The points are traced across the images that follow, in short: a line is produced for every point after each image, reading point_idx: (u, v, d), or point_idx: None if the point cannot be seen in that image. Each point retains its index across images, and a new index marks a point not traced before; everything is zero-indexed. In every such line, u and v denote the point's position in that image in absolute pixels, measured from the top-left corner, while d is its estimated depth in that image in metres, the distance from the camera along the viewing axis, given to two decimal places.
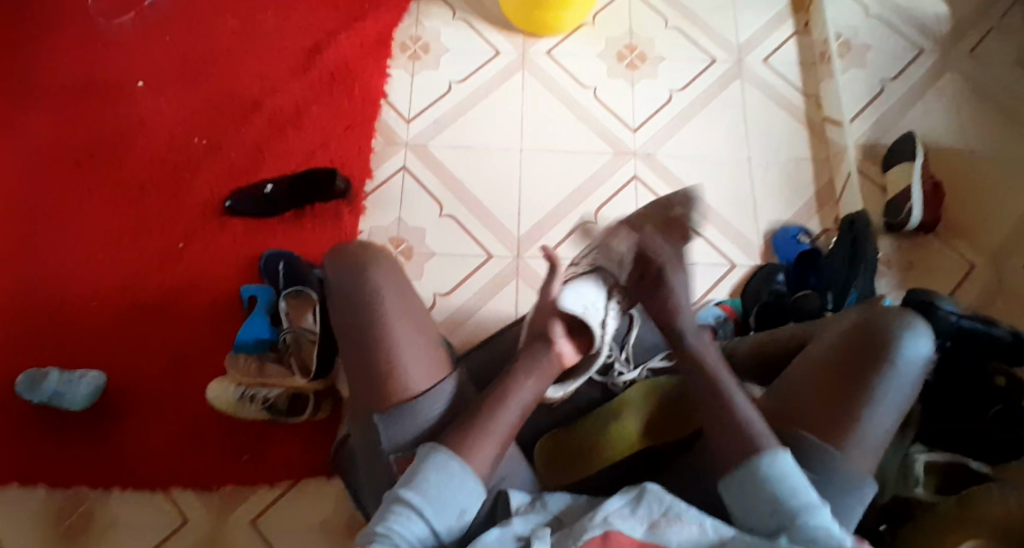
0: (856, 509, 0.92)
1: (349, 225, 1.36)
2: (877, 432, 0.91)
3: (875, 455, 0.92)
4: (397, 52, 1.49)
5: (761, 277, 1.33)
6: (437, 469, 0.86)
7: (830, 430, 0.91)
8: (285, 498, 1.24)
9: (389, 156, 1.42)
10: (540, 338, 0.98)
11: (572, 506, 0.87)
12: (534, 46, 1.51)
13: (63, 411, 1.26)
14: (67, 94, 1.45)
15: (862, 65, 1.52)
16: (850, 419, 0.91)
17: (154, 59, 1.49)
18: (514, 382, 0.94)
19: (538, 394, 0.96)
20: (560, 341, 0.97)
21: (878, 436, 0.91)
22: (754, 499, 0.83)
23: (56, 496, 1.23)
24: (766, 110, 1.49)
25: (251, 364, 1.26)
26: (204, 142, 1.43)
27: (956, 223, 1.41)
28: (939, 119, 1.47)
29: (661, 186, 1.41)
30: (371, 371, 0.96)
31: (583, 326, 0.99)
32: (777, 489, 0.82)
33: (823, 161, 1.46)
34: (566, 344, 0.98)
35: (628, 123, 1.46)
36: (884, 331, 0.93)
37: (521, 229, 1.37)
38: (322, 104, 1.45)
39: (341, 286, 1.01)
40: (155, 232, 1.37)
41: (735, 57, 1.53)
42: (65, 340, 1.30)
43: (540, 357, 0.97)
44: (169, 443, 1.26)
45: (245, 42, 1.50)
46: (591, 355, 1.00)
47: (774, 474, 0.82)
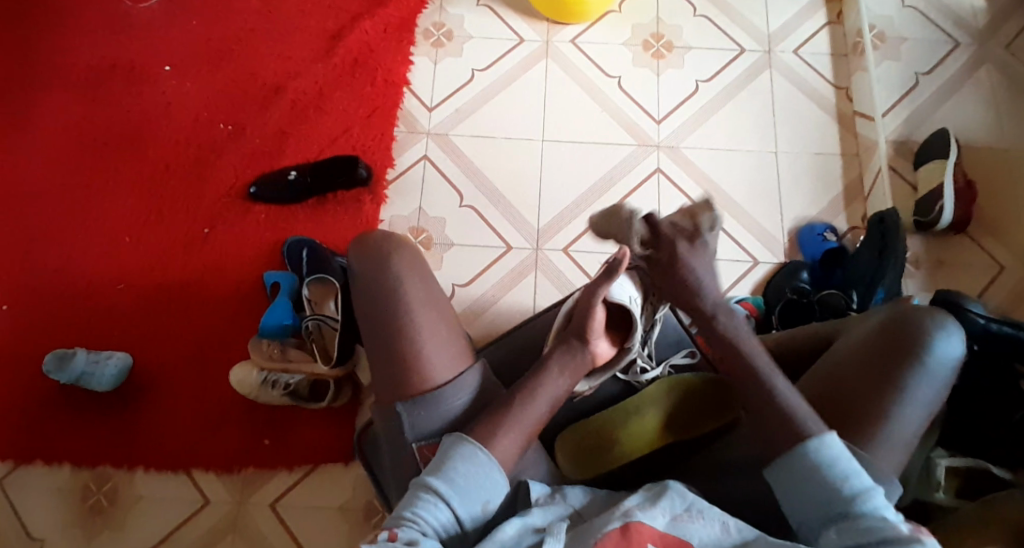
0: None
1: (370, 213, 1.37)
2: (904, 434, 0.90)
3: (900, 457, 0.90)
4: (421, 39, 1.48)
5: (786, 273, 1.32)
6: (466, 460, 0.87)
7: (855, 429, 0.90)
8: (305, 482, 1.27)
9: (411, 145, 1.41)
10: (576, 336, 0.97)
11: (592, 501, 0.89)
12: (558, 34, 1.49)
13: (90, 392, 1.29)
14: (95, 77, 1.47)
15: (896, 57, 1.47)
16: (877, 419, 0.90)
17: (178, 41, 1.49)
18: (540, 372, 0.95)
19: (569, 390, 0.96)
20: (597, 341, 0.97)
21: (904, 438, 0.90)
22: (801, 482, 0.82)
23: (83, 473, 1.26)
24: (795, 102, 1.46)
25: (274, 349, 1.28)
26: (228, 127, 1.43)
27: (987, 222, 1.38)
28: (974, 114, 1.43)
29: (684, 179, 1.40)
30: (396, 358, 0.97)
31: (623, 315, 1.01)
32: (828, 473, 0.81)
33: (851, 157, 1.43)
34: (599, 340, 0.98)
35: (652, 114, 1.44)
36: (915, 330, 0.92)
37: (540, 221, 1.36)
38: (344, 89, 1.45)
39: (365, 272, 1.03)
40: (180, 216, 1.39)
41: (765, 47, 1.49)
42: (93, 322, 1.33)
43: (575, 354, 0.96)
44: (192, 426, 1.29)
45: (270, 25, 1.50)
46: (623, 350, 1.00)
47: (823, 459, 0.81)
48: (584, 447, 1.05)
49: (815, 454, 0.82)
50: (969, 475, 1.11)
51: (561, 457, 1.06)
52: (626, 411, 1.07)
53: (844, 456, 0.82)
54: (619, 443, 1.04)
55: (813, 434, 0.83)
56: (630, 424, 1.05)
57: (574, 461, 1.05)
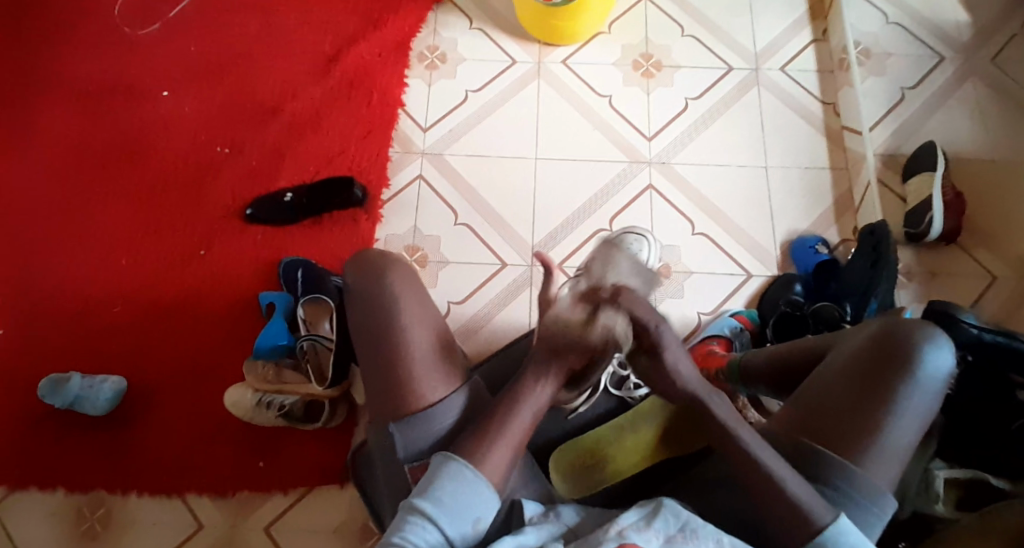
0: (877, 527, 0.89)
1: (365, 232, 1.37)
2: (897, 447, 0.90)
3: (894, 469, 0.90)
4: (415, 62, 1.50)
5: (778, 287, 1.33)
6: (451, 478, 0.87)
7: (848, 443, 0.90)
8: (299, 504, 1.26)
9: (406, 164, 1.42)
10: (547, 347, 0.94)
11: (585, 519, 0.88)
12: (550, 55, 1.51)
13: (84, 415, 1.28)
14: (91, 101, 1.48)
15: (881, 73, 1.50)
16: (870, 432, 0.90)
17: (174, 66, 1.51)
18: (524, 386, 0.94)
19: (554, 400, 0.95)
20: (567, 351, 0.92)
21: (897, 451, 0.90)
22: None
23: (76, 499, 1.25)
24: (784, 118, 1.48)
25: (269, 371, 1.28)
26: (223, 150, 1.44)
27: (977, 233, 1.39)
28: (960, 127, 1.45)
29: (676, 195, 1.41)
30: (389, 378, 0.97)
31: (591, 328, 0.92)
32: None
33: (841, 170, 1.45)
34: (578, 352, 0.94)
35: (644, 131, 1.45)
36: (906, 344, 0.92)
37: (535, 238, 1.37)
38: (339, 111, 1.46)
39: (363, 291, 1.03)
40: (175, 238, 1.39)
41: (753, 64, 1.52)
42: (87, 344, 1.32)
43: (551, 362, 0.94)
44: (187, 448, 1.28)
45: (265, 50, 1.52)
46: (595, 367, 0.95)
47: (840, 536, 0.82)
48: (579, 464, 1.07)
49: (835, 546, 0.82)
50: (969, 485, 1.11)
51: (556, 473, 1.07)
52: (620, 428, 1.09)
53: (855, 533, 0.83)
54: (614, 459, 1.05)
55: (827, 524, 0.83)
56: (625, 440, 1.06)
57: (572, 478, 1.06)
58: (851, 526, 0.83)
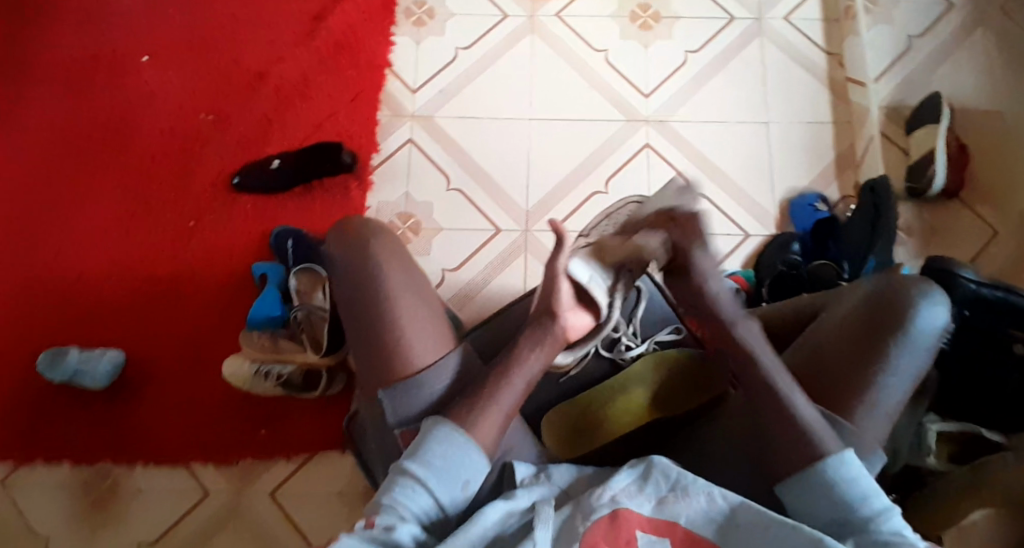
0: None
1: (356, 200, 1.35)
2: (889, 404, 0.90)
3: (884, 426, 0.91)
4: (402, 18, 1.44)
5: (776, 246, 1.31)
6: (442, 442, 0.87)
7: (838, 400, 0.91)
8: (302, 469, 1.28)
9: (395, 129, 1.39)
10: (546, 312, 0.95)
11: (578, 478, 0.88)
12: (543, 8, 1.45)
13: (86, 389, 1.29)
14: (73, 67, 1.44)
15: (889, 21, 1.44)
16: (861, 392, 0.90)
17: (156, 28, 1.46)
18: (516, 352, 0.93)
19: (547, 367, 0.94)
20: (566, 314, 0.95)
21: (888, 408, 0.90)
22: (821, 501, 0.84)
23: (82, 470, 1.27)
24: (787, 70, 1.43)
25: (265, 341, 1.27)
26: (210, 116, 1.41)
27: (981, 187, 1.36)
28: (969, 77, 1.40)
29: (674, 154, 1.38)
30: (378, 348, 0.97)
31: (591, 298, 0.97)
32: (847, 490, 0.83)
33: (844, 125, 1.41)
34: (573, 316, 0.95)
35: (642, 88, 1.41)
36: (900, 303, 0.91)
37: (530, 203, 1.35)
38: (326, 71, 1.41)
39: (346, 262, 1.02)
40: (166, 208, 1.37)
41: (755, 14, 1.46)
42: (83, 319, 1.32)
43: (547, 328, 0.94)
44: (188, 419, 1.29)
45: (249, 8, 1.47)
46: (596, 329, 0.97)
47: (842, 476, 0.83)
48: (573, 428, 1.08)
49: (833, 472, 0.83)
50: (960, 439, 1.12)
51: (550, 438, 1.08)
52: (611, 389, 1.09)
53: (863, 474, 0.83)
54: (606, 420, 1.06)
55: (831, 451, 0.84)
56: (617, 403, 1.07)
57: (564, 439, 1.07)
58: (855, 459, 0.83)
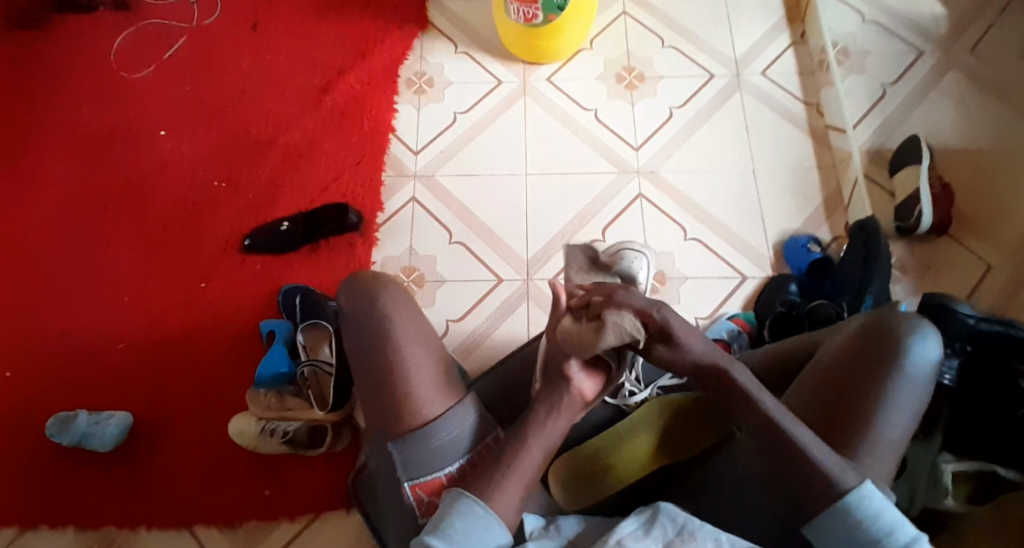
0: None
1: (362, 255, 1.39)
2: (891, 440, 0.90)
3: (891, 459, 0.91)
4: (403, 88, 1.53)
5: (774, 287, 1.33)
6: (464, 517, 0.86)
7: (841, 440, 0.91)
8: (307, 532, 1.26)
9: (399, 189, 1.44)
10: (558, 376, 0.94)
11: (586, 529, 0.89)
12: (535, 73, 1.54)
13: (94, 452, 1.29)
14: (90, 144, 1.51)
15: (862, 71, 1.53)
16: (866, 429, 0.90)
17: (170, 106, 1.54)
18: (532, 421, 0.93)
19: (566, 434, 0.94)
20: (578, 375, 0.94)
21: (891, 444, 0.90)
22: (844, 538, 0.82)
23: (87, 535, 1.26)
24: (769, 120, 1.50)
25: (271, 398, 1.28)
26: (221, 184, 1.47)
27: (969, 222, 1.39)
28: (946, 119, 1.46)
29: (666, 202, 1.43)
30: (387, 399, 0.98)
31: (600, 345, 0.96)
32: (873, 525, 0.81)
33: (828, 169, 1.47)
34: (585, 378, 0.94)
35: (630, 142, 1.47)
36: (892, 337, 0.93)
37: (529, 252, 1.39)
38: (331, 140, 1.49)
39: (355, 320, 1.04)
40: (176, 273, 1.41)
41: (734, 70, 1.54)
42: (93, 382, 1.34)
43: (563, 396, 0.93)
44: (194, 480, 1.28)
45: (258, 84, 1.55)
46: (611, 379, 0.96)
47: (867, 512, 0.82)
48: (578, 474, 1.04)
49: (856, 509, 0.82)
50: (979, 478, 1.12)
51: (556, 486, 1.05)
52: (618, 434, 1.07)
53: (885, 506, 0.82)
54: (615, 467, 1.04)
55: (849, 488, 0.83)
56: (624, 449, 1.05)
57: (574, 492, 1.04)
58: (875, 490, 0.82)
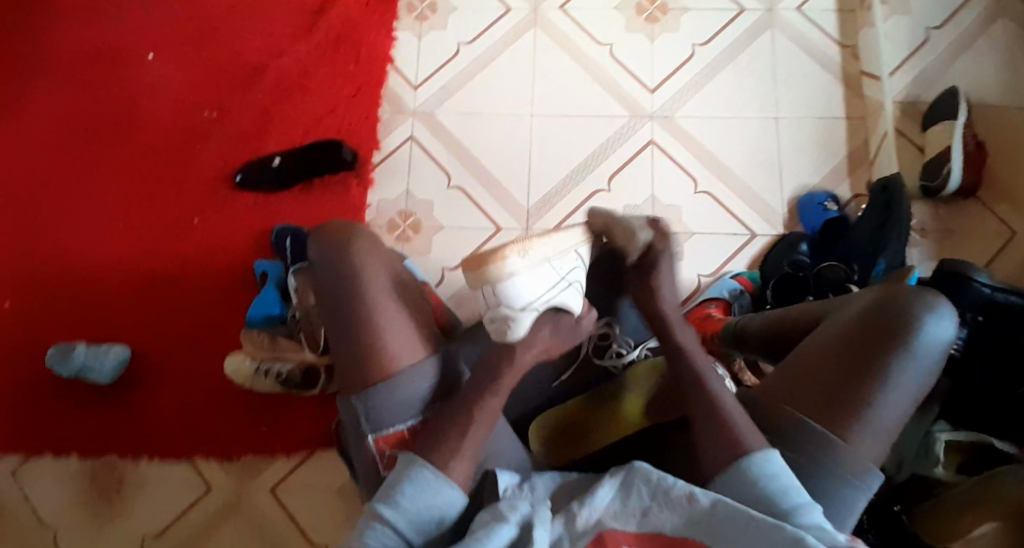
0: (859, 501, 0.85)
1: (357, 197, 1.34)
2: (888, 420, 0.86)
3: (883, 442, 0.86)
4: (403, 13, 1.44)
5: (783, 247, 1.27)
6: (414, 483, 0.83)
7: (836, 412, 0.86)
8: (302, 467, 1.29)
9: (397, 125, 1.38)
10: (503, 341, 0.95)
11: (560, 489, 0.85)
12: (547, 0, 1.43)
13: (91, 384, 1.31)
14: (79, 63, 1.46)
15: (906, 11, 1.40)
16: (859, 406, 0.85)
17: (160, 25, 1.47)
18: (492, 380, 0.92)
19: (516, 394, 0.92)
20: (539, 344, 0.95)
21: (888, 423, 0.86)
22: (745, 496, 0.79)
23: (87, 464, 1.29)
24: (799, 62, 1.39)
25: (264, 339, 1.27)
26: (211, 113, 1.41)
27: (1000, 184, 1.31)
28: (988, 69, 1.36)
29: (680, 151, 1.35)
30: (357, 349, 0.95)
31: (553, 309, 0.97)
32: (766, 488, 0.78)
33: (858, 120, 1.36)
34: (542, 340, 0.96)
35: (646, 83, 1.38)
36: (904, 313, 0.88)
37: (531, 201, 1.33)
38: (326, 68, 1.41)
39: (325, 265, 1.00)
40: (169, 204, 1.38)
41: (766, 4, 1.42)
42: (89, 315, 1.34)
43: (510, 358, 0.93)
44: (191, 415, 1.30)
45: (252, 3, 1.47)
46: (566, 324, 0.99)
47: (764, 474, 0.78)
48: (564, 432, 1.03)
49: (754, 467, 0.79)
50: (975, 450, 1.09)
51: (539, 439, 1.04)
52: (604, 397, 1.04)
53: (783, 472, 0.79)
54: (595, 429, 1.01)
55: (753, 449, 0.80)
56: (609, 412, 1.02)
57: (553, 446, 1.02)
58: (778, 455, 0.79)
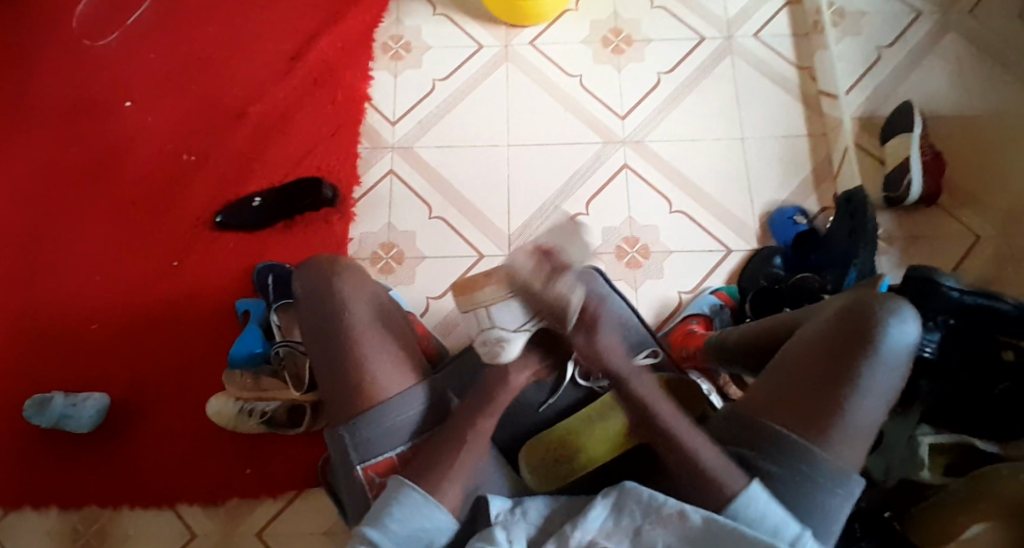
0: (845, 506, 0.86)
1: (339, 232, 1.36)
2: (865, 425, 0.86)
3: (862, 447, 0.87)
4: (379, 53, 1.48)
5: (758, 262, 1.31)
6: (402, 505, 0.83)
7: (814, 422, 0.86)
8: (289, 509, 1.25)
9: (375, 161, 1.40)
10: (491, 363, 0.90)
11: (555, 511, 0.83)
12: (517, 37, 1.48)
13: (70, 432, 1.28)
14: (55, 113, 1.46)
15: (857, 33, 1.48)
16: (834, 416, 0.86)
17: (136, 74, 1.49)
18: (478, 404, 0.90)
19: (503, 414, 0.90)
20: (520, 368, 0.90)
21: (863, 429, 0.86)
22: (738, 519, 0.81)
23: (67, 516, 1.25)
24: (759, 85, 1.45)
25: (248, 379, 1.25)
26: (190, 157, 1.42)
27: (959, 192, 1.37)
28: (938, 85, 1.43)
29: (654, 173, 1.39)
30: (345, 378, 0.94)
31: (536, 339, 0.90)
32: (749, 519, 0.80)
33: (820, 137, 1.42)
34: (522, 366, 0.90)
35: (617, 110, 1.43)
36: (870, 319, 0.88)
37: (511, 227, 1.35)
38: (304, 109, 1.44)
39: (309, 299, 1.00)
40: (147, 248, 1.38)
41: (725, 33, 1.49)
42: (67, 362, 1.31)
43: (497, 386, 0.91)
44: (173, 459, 1.27)
45: (228, 49, 1.49)
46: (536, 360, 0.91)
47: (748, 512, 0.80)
48: (551, 458, 0.95)
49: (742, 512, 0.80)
50: (958, 451, 1.12)
51: (524, 467, 0.96)
52: (588, 416, 0.97)
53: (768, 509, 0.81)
54: (584, 449, 0.95)
55: (737, 492, 0.81)
56: (595, 428, 0.95)
57: (539, 471, 0.95)
58: (760, 492, 0.81)
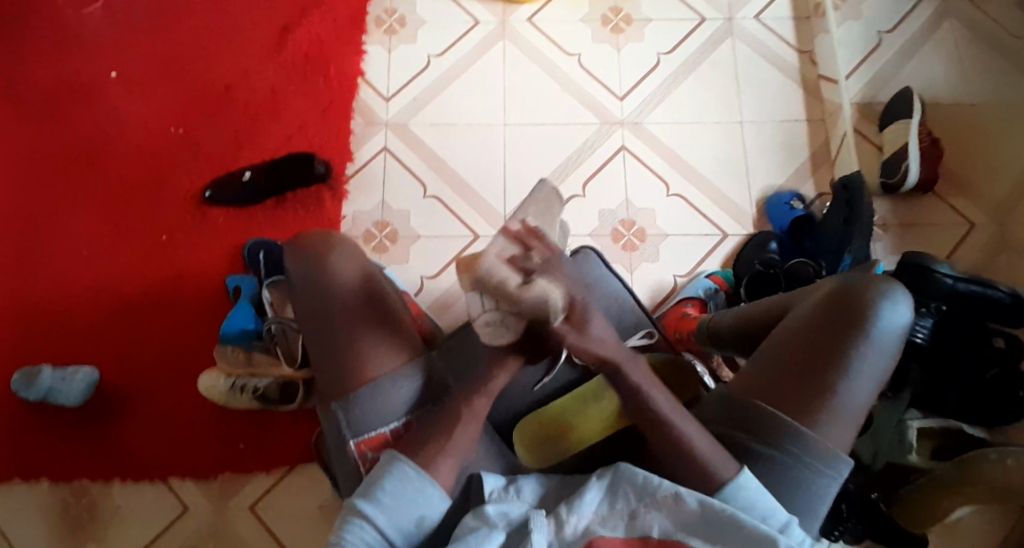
0: (831, 488, 0.86)
1: (331, 210, 1.34)
2: (856, 403, 0.87)
3: (851, 427, 0.87)
4: (373, 27, 1.46)
5: (754, 245, 1.30)
6: (395, 480, 0.82)
7: (806, 399, 0.86)
8: (283, 485, 1.25)
9: (369, 137, 1.39)
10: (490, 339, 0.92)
11: (548, 492, 0.83)
12: (514, 14, 1.46)
13: (59, 408, 1.27)
14: (40, 83, 1.43)
15: (858, 17, 1.47)
16: (826, 394, 0.86)
17: (124, 44, 1.46)
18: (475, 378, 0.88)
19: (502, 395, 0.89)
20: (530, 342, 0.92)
21: (853, 411, 0.86)
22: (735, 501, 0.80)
23: (56, 491, 1.24)
24: (758, 69, 1.44)
25: (240, 356, 1.24)
26: (180, 130, 1.40)
27: (956, 180, 1.36)
28: (937, 71, 1.42)
29: (650, 156, 1.38)
30: (339, 357, 0.93)
31: None
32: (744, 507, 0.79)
33: (818, 123, 1.41)
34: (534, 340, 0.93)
35: (615, 91, 1.42)
36: (863, 302, 0.89)
37: (507, 209, 1.34)
38: (296, 83, 1.42)
39: (301, 274, 0.97)
40: (137, 222, 1.36)
41: (725, 15, 1.47)
42: (55, 338, 1.30)
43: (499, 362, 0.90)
44: (164, 436, 1.26)
45: (218, 20, 1.47)
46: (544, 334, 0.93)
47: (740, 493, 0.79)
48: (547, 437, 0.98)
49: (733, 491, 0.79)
50: (944, 434, 1.13)
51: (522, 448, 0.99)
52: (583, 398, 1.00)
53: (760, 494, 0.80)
54: (576, 428, 0.96)
55: (728, 478, 0.80)
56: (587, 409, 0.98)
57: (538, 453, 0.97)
58: (751, 481, 0.80)
